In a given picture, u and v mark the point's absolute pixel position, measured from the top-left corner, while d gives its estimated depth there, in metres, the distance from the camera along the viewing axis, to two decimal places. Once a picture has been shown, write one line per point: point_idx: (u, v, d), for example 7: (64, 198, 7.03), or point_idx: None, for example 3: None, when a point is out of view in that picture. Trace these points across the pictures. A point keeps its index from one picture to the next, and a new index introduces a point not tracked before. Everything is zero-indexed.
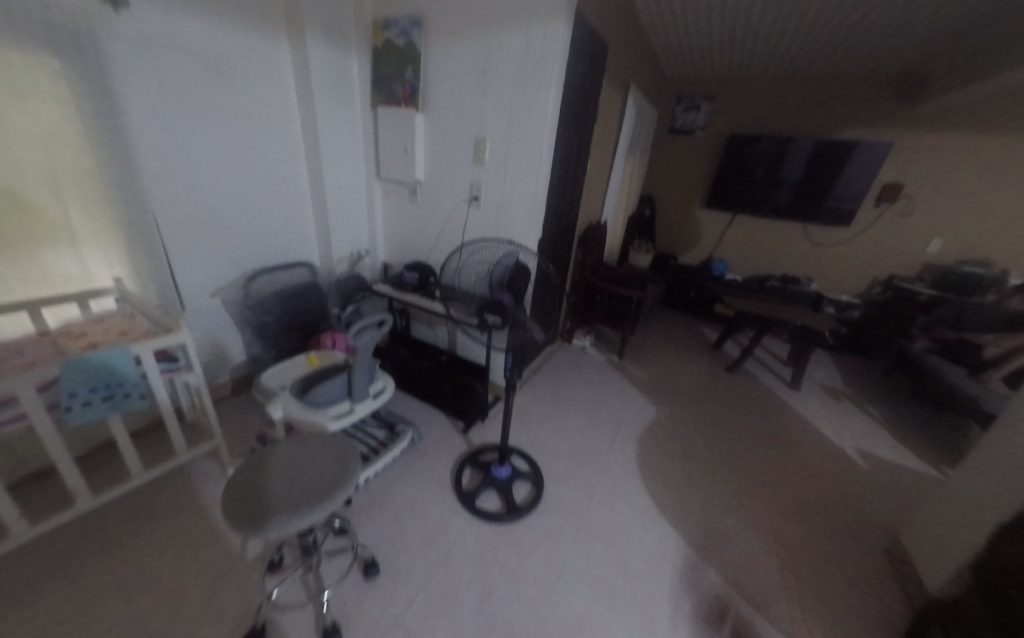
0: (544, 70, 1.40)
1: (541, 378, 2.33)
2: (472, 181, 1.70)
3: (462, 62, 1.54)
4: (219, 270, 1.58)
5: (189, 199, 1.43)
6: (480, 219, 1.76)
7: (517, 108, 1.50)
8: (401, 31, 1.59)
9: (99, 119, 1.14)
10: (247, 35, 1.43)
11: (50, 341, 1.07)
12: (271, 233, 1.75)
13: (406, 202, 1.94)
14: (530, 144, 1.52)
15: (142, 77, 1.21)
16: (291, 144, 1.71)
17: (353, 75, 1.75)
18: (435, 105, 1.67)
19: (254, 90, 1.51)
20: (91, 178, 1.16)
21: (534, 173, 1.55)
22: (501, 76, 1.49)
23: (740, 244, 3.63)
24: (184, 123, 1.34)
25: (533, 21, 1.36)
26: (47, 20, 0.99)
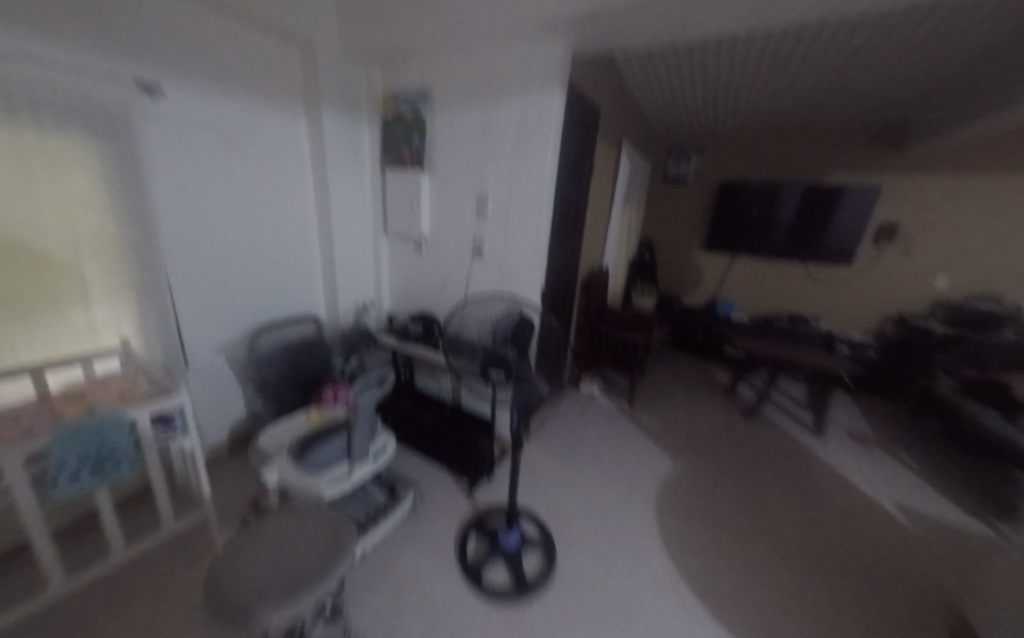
0: (542, 135, 1.50)
1: (549, 429, 2.24)
2: (475, 234, 1.77)
3: (465, 129, 1.67)
4: (225, 326, 1.59)
5: (201, 257, 1.48)
6: (483, 270, 1.79)
7: (517, 168, 1.59)
8: (409, 103, 1.74)
9: (123, 190, 1.20)
10: (268, 113, 1.57)
11: (48, 407, 1.05)
12: (279, 288, 1.79)
13: (412, 255, 2.01)
14: (530, 200, 1.59)
15: (168, 153, 1.31)
16: (303, 205, 1.81)
17: (364, 142, 1.90)
18: (440, 167, 1.78)
19: (272, 159, 1.63)
20: (109, 244, 1.21)
21: (535, 227, 1.61)
22: (501, 141, 1.59)
23: (743, 284, 3.65)
24: (202, 191, 1.44)
25: (530, 92, 1.48)
26: (86, 107, 1.09)
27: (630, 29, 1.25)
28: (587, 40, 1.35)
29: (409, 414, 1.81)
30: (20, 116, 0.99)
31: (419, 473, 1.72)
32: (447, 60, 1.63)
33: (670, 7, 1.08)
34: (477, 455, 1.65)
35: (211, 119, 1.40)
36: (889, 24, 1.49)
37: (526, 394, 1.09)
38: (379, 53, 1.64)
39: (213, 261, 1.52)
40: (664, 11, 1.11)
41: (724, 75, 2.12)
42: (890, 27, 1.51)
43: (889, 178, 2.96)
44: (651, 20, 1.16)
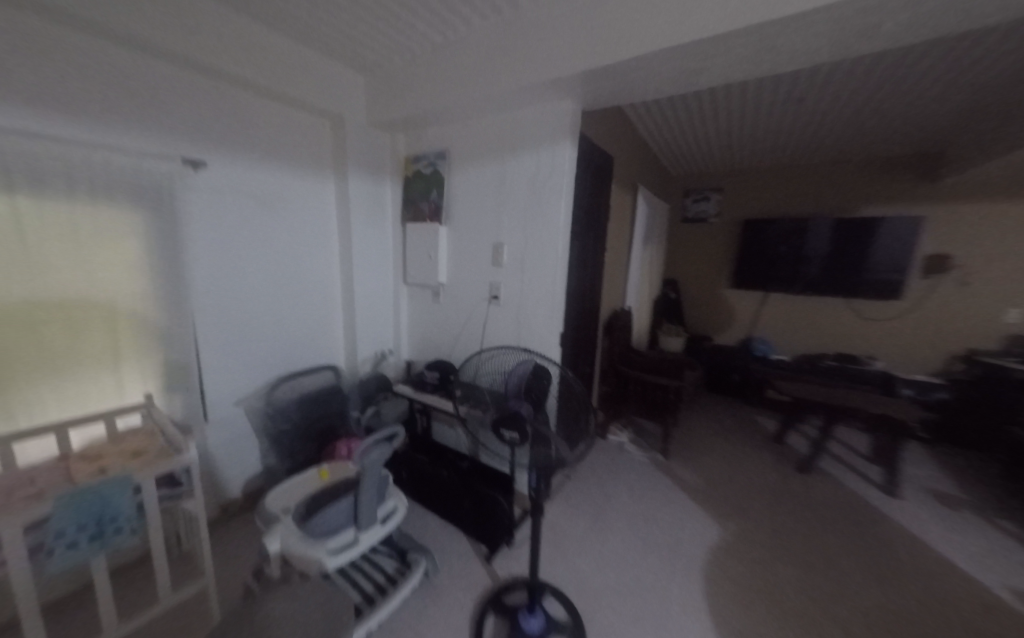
0: (555, 184, 1.52)
1: (575, 485, 2.04)
2: (492, 281, 1.76)
3: (481, 183, 1.73)
4: (246, 378, 1.61)
5: (230, 312, 1.55)
6: (500, 317, 1.76)
7: (531, 216, 1.61)
8: (429, 163, 1.85)
9: (161, 251, 1.31)
10: (300, 178, 1.71)
11: (65, 465, 1.05)
12: (302, 339, 1.82)
13: (430, 302, 2.02)
14: (546, 246, 1.58)
15: (205, 216, 1.43)
16: (328, 259, 1.89)
17: (387, 200, 2.01)
18: (457, 218, 1.83)
19: (301, 218, 1.74)
20: (144, 301, 1.28)
21: (552, 272, 1.58)
22: (516, 191, 1.63)
23: (779, 322, 3.43)
24: (234, 249, 1.53)
25: (542, 146, 1.53)
26: (137, 181, 1.22)
27: (638, 84, 1.29)
28: (596, 96, 1.40)
29: (424, 469, 1.70)
30: (78, 191, 1.11)
31: (433, 537, 1.58)
32: (463, 123, 1.73)
33: (677, 61, 1.11)
34: (495, 517, 1.50)
35: (248, 187, 1.54)
36: (905, 61, 1.49)
37: (543, 456, 0.99)
38: (402, 121, 1.78)
39: (241, 316, 1.59)
40: (670, 65, 1.14)
41: (737, 119, 2.15)
42: (907, 63, 1.50)
43: (929, 207, 2.80)
44: (658, 73, 1.20)
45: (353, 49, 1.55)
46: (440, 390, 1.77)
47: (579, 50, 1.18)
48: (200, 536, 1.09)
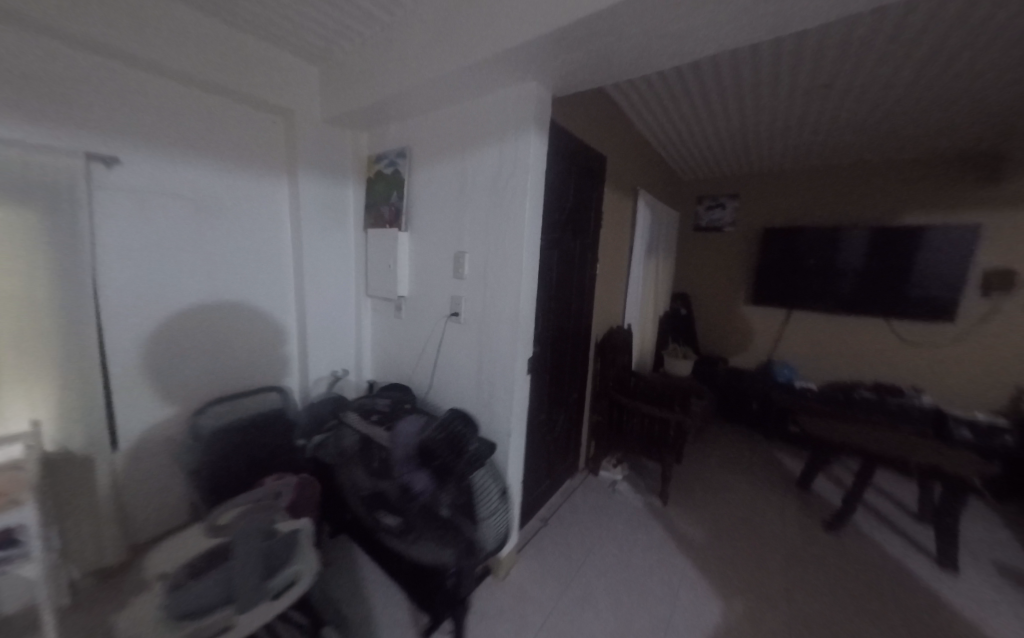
0: (518, 183, 1.28)
1: (552, 535, 1.75)
2: (452, 296, 1.52)
3: (443, 184, 1.51)
4: (169, 402, 1.43)
5: (151, 328, 1.37)
6: (461, 337, 1.52)
7: (493, 222, 1.37)
8: (389, 162, 1.65)
9: (61, 260, 1.14)
10: (246, 180, 1.54)
11: None
12: (242, 356, 1.63)
13: (392, 318, 1.80)
14: (508, 256, 1.33)
15: (119, 221, 1.26)
16: (278, 268, 1.71)
17: (348, 204, 1.82)
18: (418, 223, 1.62)
19: (242, 222, 1.56)
20: (33, 315, 1.12)
21: (514, 285, 1.33)
22: (476, 195, 1.41)
23: (805, 343, 3.03)
24: (156, 257, 1.35)
25: (505, 139, 1.30)
26: (24, 179, 1.05)
27: (612, 56, 1.04)
28: (565, 75, 1.16)
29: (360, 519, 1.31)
30: None
31: (367, 599, 1.33)
32: (425, 117, 1.53)
33: (655, 17, 0.86)
34: (441, 583, 1.17)
35: (177, 188, 1.36)
36: (962, 23, 1.18)
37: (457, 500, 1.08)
38: (358, 116, 1.58)
39: (165, 333, 1.41)
40: (647, 25, 0.89)
41: (748, 106, 1.86)
42: (963, 28, 1.20)
43: (988, 214, 2.39)
44: (631, 39, 0.95)
45: (297, 35, 1.37)
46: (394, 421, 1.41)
47: (534, 12, 0.95)
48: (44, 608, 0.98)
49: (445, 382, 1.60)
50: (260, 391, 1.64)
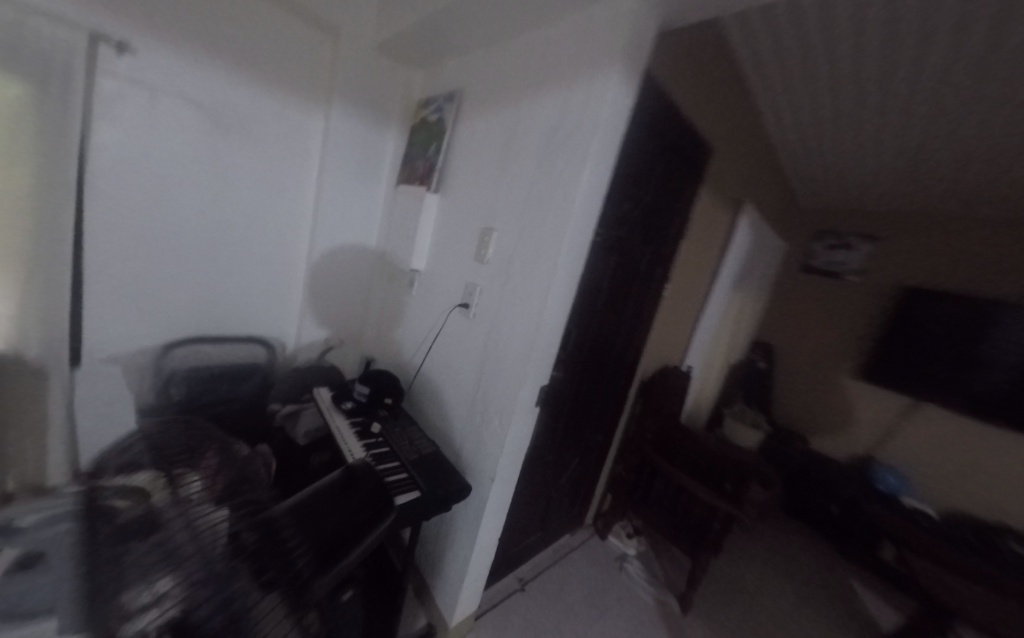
0: (582, 143, 0.90)
1: (527, 608, 1.36)
2: (468, 282, 1.20)
3: (489, 139, 1.18)
4: (146, 330, 1.30)
5: (141, 245, 1.24)
6: (467, 336, 1.19)
7: (537, 194, 1.00)
8: (436, 107, 1.36)
9: (43, 148, 1.00)
10: (276, 102, 1.35)
11: None
12: (235, 298, 1.47)
13: (402, 292, 1.53)
14: (545, 243, 0.97)
15: (125, 120, 1.12)
16: (296, 210, 1.52)
17: (386, 154, 1.58)
18: (452, 186, 1.31)
19: (264, 148, 1.38)
20: (9, 204, 1.00)
21: (542, 282, 0.97)
22: (524, 156, 1.06)
23: (928, 449, 2.25)
24: (159, 168, 1.20)
25: (576, 80, 0.93)
26: (13, 50, 0.92)
27: None
28: None
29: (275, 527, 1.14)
30: None
31: None
32: (486, 53, 1.21)
33: None
34: None
35: (196, 94, 1.20)
36: None
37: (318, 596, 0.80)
38: (410, 43, 1.31)
39: (157, 252, 1.27)
40: None
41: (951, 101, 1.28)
42: None
43: None
44: None
45: None
46: (359, 423, 1.18)
47: None
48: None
49: (438, 385, 1.29)
50: (250, 340, 1.48)
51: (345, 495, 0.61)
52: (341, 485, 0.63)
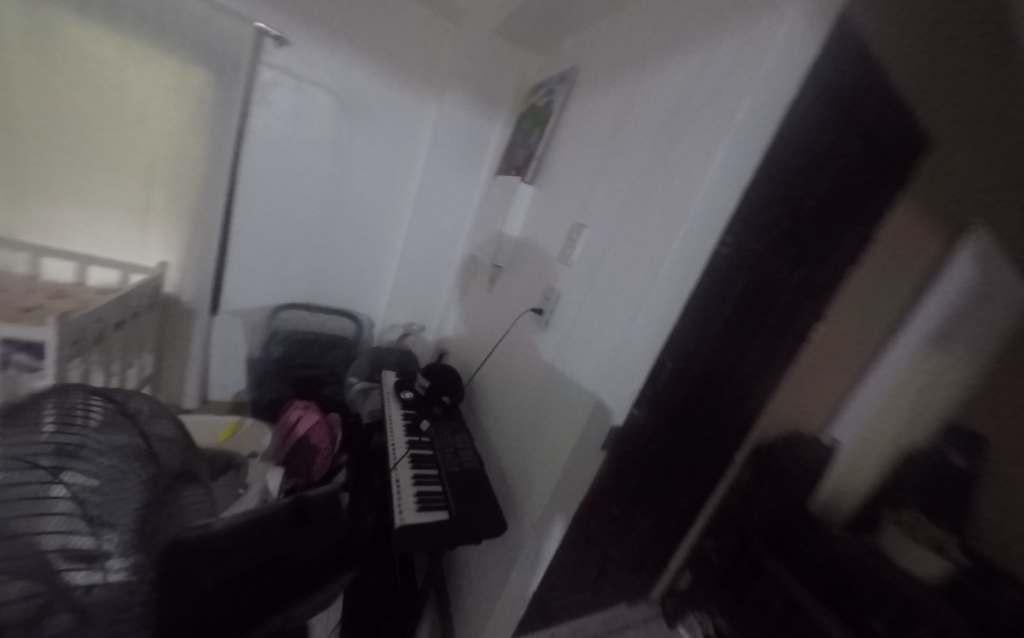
0: (720, 108, 0.60)
1: None
2: (547, 285, 1.03)
3: (598, 118, 0.98)
4: (266, 289, 1.49)
5: (273, 215, 1.41)
6: (536, 345, 1.01)
7: (645, 182, 0.75)
8: (546, 91, 1.24)
9: (209, 122, 1.19)
10: (397, 91, 1.42)
11: (30, 291, 1.02)
12: (337, 273, 1.59)
13: (482, 288, 1.45)
14: (644, 247, 0.70)
15: (275, 103, 1.28)
16: (399, 196, 1.57)
17: (490, 143, 1.53)
18: (550, 176, 1.17)
19: (380, 134, 1.45)
20: (183, 167, 1.20)
21: (632, 301, 0.70)
22: (636, 135, 0.82)
23: None
24: (295, 147, 1.36)
25: (730, 19, 0.63)
26: (202, 39, 1.11)
27: None
28: None
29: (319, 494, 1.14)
30: (146, 32, 1.06)
31: None
32: (610, 22, 1.04)
33: None
34: None
35: (330, 82, 1.32)
36: None
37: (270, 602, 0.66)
38: (528, 20, 1.22)
39: (282, 222, 1.43)
40: None
41: None
42: None
43: None
44: None
45: None
46: (411, 417, 1.12)
47: None
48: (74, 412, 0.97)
49: (500, 395, 1.14)
50: (340, 314, 1.58)
51: (294, 537, 0.69)
52: (294, 519, 0.70)
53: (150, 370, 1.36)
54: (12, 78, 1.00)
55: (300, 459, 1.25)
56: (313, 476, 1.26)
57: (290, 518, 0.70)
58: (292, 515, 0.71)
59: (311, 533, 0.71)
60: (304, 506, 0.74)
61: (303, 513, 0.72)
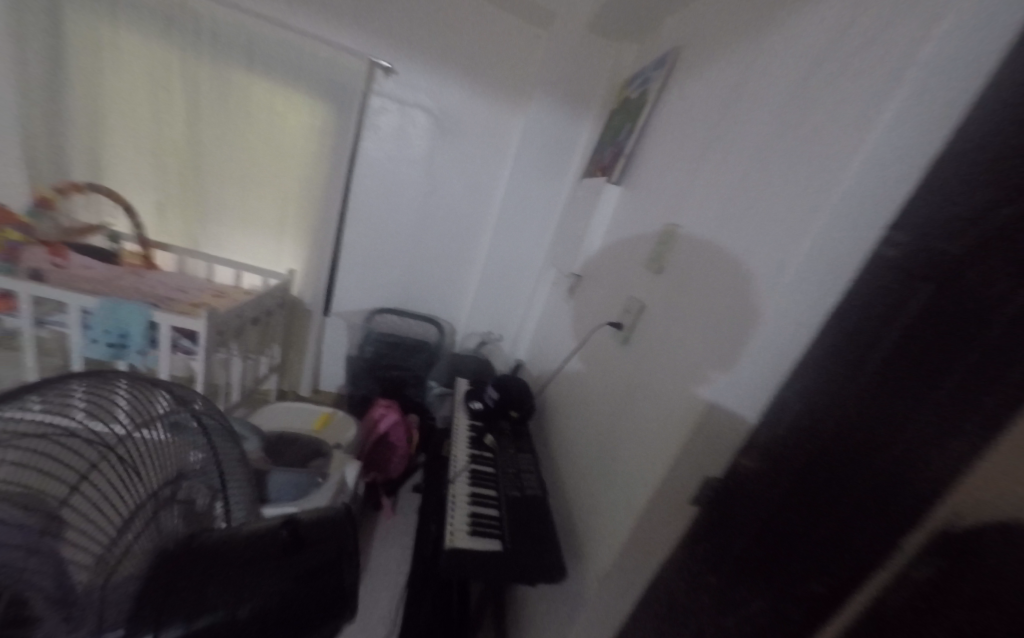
0: (893, 42, 0.40)
1: None
2: (631, 294, 0.89)
3: (704, 96, 0.82)
4: (366, 295, 1.66)
5: (374, 228, 1.57)
6: (613, 366, 0.87)
7: (762, 163, 0.56)
8: (641, 81, 1.12)
9: (330, 148, 1.37)
10: (486, 103, 1.46)
11: (204, 291, 1.31)
12: (424, 281, 1.68)
13: (560, 299, 1.37)
14: (757, 249, 0.53)
15: (382, 128, 1.43)
16: (484, 207, 1.60)
17: (577, 147, 1.46)
18: (640, 174, 1.03)
19: (469, 148, 1.51)
20: (309, 189, 1.42)
21: (735, 318, 0.53)
22: (754, 106, 0.64)
23: None
24: (394, 166, 1.49)
25: None
26: (329, 78, 1.30)
27: None
28: None
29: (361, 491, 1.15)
30: (289, 78, 1.28)
31: (374, 590, 1.10)
32: None
33: None
34: None
35: (428, 103, 1.43)
36: None
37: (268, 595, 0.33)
38: (624, 6, 1.11)
39: (381, 234, 1.58)
40: None
41: None
42: None
43: None
44: None
45: None
46: (477, 429, 1.09)
47: None
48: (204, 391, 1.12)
49: (570, 417, 1.03)
50: (424, 320, 1.67)
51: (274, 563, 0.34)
52: (287, 543, 0.35)
53: (279, 360, 1.62)
54: (203, 124, 1.28)
55: (381, 455, 1.35)
56: (391, 472, 1.35)
57: (282, 544, 0.35)
58: (285, 539, 0.36)
59: (310, 568, 0.35)
60: (307, 527, 0.38)
61: (301, 537, 0.36)
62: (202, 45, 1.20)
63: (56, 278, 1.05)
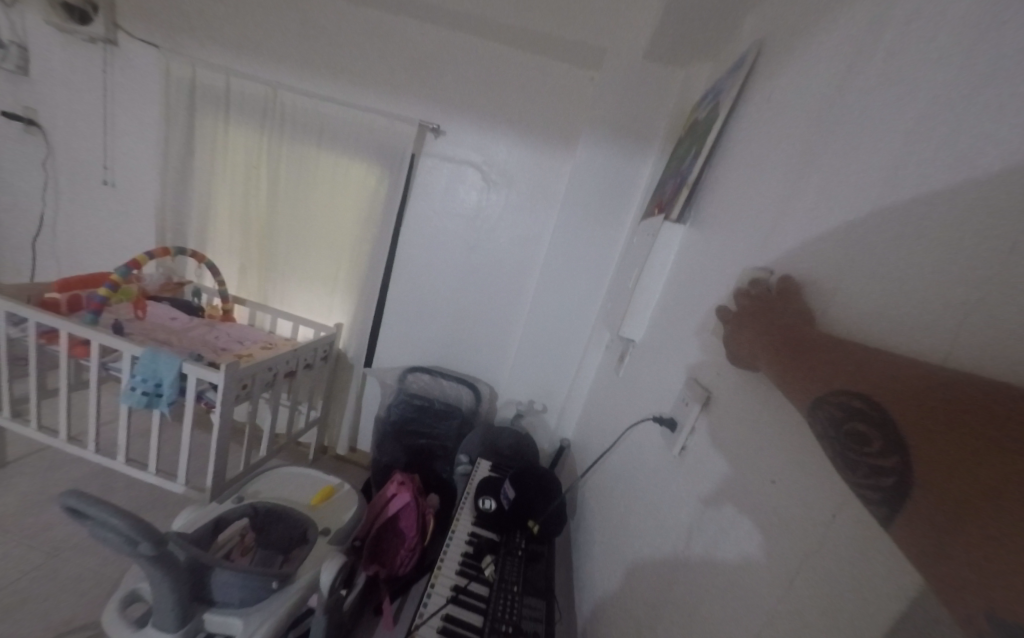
0: None
1: None
2: (696, 376, 0.58)
3: (804, 82, 0.54)
4: (406, 351, 1.58)
5: (417, 284, 1.52)
6: (673, 494, 0.54)
7: (979, 126, 0.26)
8: (712, 97, 0.88)
9: (379, 207, 1.41)
10: (533, 150, 1.37)
11: (254, 343, 1.36)
12: (465, 338, 1.55)
13: (610, 374, 1.06)
14: (952, 206, 0.26)
15: (432, 184, 1.44)
16: (531, 257, 1.45)
17: (638, 185, 1.24)
18: (711, 205, 0.75)
19: (515, 196, 1.41)
20: (359, 246, 1.46)
21: (939, 311, 0.25)
22: (904, 58, 0.36)
23: None
24: (440, 221, 1.46)
25: None
26: (383, 143, 1.36)
27: None
28: None
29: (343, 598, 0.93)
30: (351, 148, 1.38)
31: None
32: None
33: None
34: None
35: (476, 158, 1.40)
36: None
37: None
38: (687, 18, 0.93)
39: (425, 289, 1.53)
40: None
41: None
42: None
43: None
44: None
45: None
46: (477, 543, 0.81)
47: None
48: (219, 447, 1.09)
49: (611, 558, 0.69)
50: (460, 382, 1.49)
51: None
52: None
53: (319, 415, 1.59)
54: (279, 194, 1.44)
55: (386, 544, 1.13)
56: (397, 569, 1.11)
57: None
58: None
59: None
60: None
61: None
62: (285, 130, 1.39)
63: (133, 330, 1.19)
